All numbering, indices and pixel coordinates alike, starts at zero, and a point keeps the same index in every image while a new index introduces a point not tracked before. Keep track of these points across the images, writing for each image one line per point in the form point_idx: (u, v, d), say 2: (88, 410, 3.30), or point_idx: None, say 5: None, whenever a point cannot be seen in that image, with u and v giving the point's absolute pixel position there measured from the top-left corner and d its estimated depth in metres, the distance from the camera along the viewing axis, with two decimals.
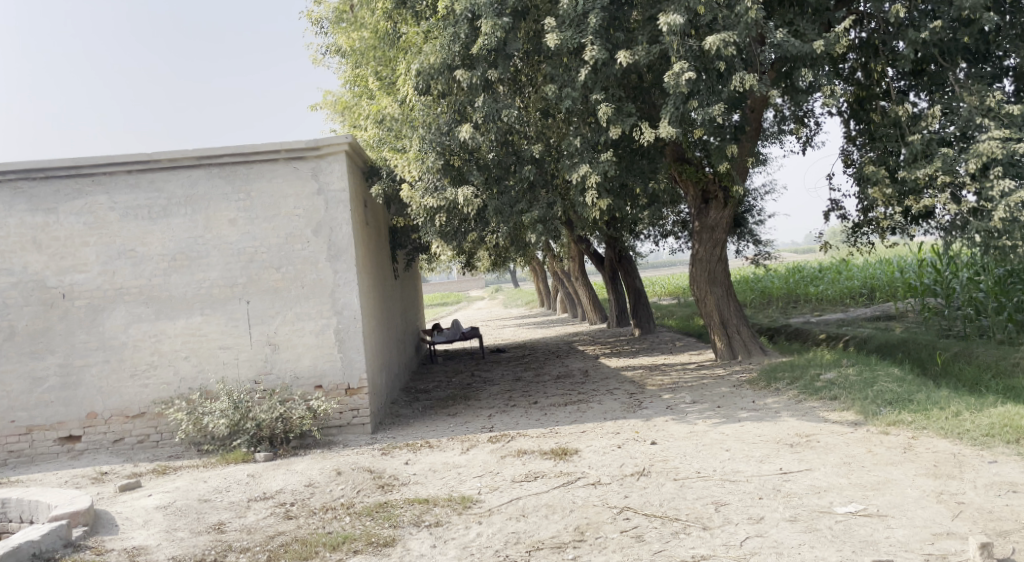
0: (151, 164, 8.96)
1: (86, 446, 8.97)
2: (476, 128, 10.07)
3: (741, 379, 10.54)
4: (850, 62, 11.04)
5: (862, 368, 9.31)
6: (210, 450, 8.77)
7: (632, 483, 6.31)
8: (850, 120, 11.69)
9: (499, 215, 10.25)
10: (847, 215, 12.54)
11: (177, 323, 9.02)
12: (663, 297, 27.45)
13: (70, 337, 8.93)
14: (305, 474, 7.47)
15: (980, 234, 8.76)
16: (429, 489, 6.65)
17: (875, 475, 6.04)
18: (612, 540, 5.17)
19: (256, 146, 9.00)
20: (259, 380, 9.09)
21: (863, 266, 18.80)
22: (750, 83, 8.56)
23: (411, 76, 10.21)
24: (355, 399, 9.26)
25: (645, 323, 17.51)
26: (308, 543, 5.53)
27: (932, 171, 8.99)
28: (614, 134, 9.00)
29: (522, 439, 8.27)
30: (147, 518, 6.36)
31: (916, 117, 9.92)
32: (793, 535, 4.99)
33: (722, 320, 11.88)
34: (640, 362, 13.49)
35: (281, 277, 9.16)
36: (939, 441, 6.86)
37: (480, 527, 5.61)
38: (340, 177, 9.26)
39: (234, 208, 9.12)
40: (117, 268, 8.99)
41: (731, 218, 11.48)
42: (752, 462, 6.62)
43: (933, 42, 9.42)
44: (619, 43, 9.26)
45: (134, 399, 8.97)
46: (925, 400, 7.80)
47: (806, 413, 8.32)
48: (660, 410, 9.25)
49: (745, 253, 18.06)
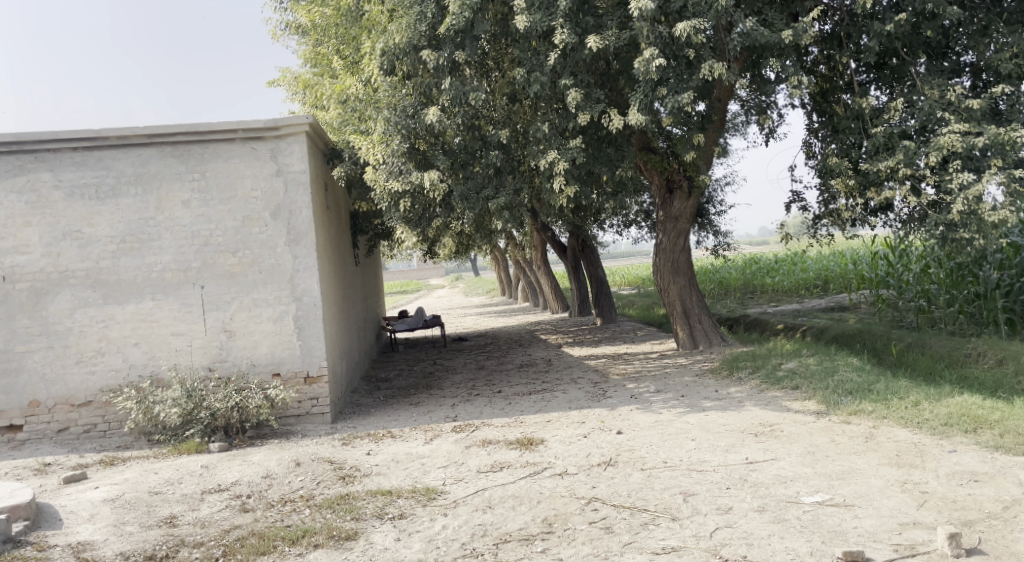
0: (99, 141, 8.54)
1: (28, 436, 8.56)
2: (442, 112, 9.84)
3: (703, 368, 10.60)
4: (814, 55, 11.11)
5: (822, 358, 9.41)
6: (162, 440, 8.45)
7: (599, 473, 6.23)
8: (812, 112, 11.78)
9: (464, 202, 10.10)
10: (807, 207, 12.66)
11: (127, 308, 8.64)
12: (623, 287, 27.59)
13: (11, 322, 8.49)
14: (262, 465, 7.22)
15: (939, 226, 8.91)
16: (392, 481, 6.48)
17: (839, 464, 6.08)
18: (581, 531, 5.08)
19: (211, 124, 8.65)
20: (214, 367, 8.79)
21: (818, 258, 19.12)
22: (720, 72, 8.52)
23: (376, 56, 9.89)
24: (315, 388, 9.02)
25: (607, 312, 17.55)
26: (266, 537, 5.32)
27: (893, 163, 9.07)
28: (583, 120, 8.88)
29: (486, 428, 8.14)
30: (94, 511, 6.05)
31: (879, 111, 10.03)
32: (762, 525, 4.97)
33: (684, 309, 11.91)
34: (602, 351, 13.47)
35: (237, 262, 8.85)
36: (899, 430, 6.95)
37: (445, 519, 5.47)
38: (300, 159, 8.98)
39: (188, 189, 8.76)
40: (62, 250, 8.56)
41: (695, 208, 11.51)
42: (718, 452, 6.61)
43: (897, 35, 9.55)
44: (589, 28, 9.12)
45: (80, 387, 8.58)
46: (885, 390, 7.91)
47: (769, 403, 8.37)
48: (624, 399, 9.22)
49: (704, 244, 18.18)
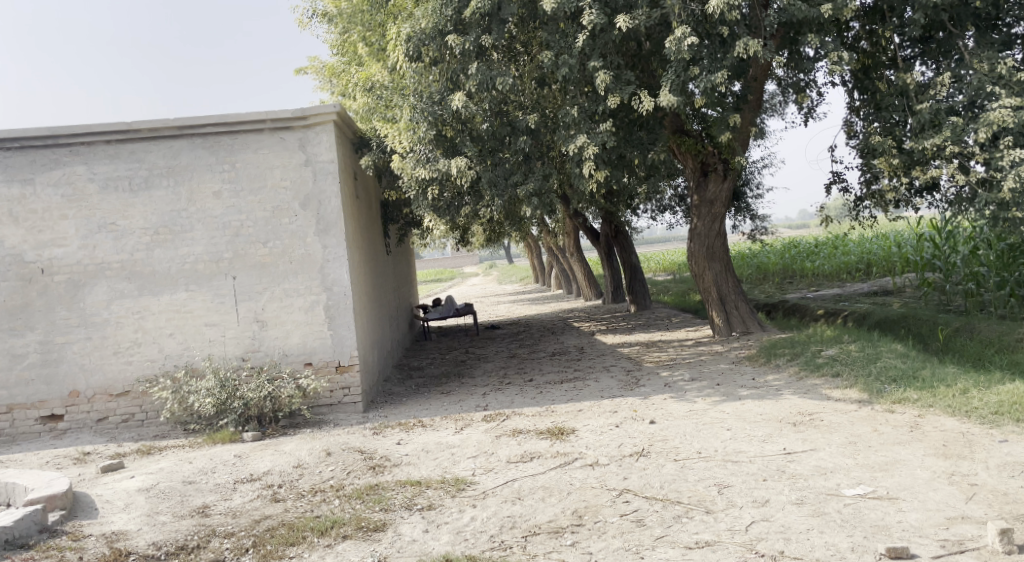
0: (131, 133, 8.60)
1: (69, 425, 8.70)
2: (469, 98, 9.72)
3: (740, 355, 10.36)
4: (855, 31, 10.76)
5: (864, 344, 9.08)
6: (197, 429, 8.55)
7: (632, 464, 6.10)
8: (854, 90, 11.39)
9: (492, 188, 9.99)
10: (848, 188, 12.27)
11: (161, 299, 8.73)
12: (658, 273, 27.29)
13: (50, 313, 8.63)
14: (294, 455, 7.23)
15: (989, 206, 8.50)
16: (421, 471, 6.43)
17: (883, 455, 5.84)
18: (612, 524, 4.96)
19: (240, 115, 8.66)
20: (247, 357, 8.84)
21: (861, 241, 18.59)
22: (755, 49, 8.25)
23: (402, 42, 9.78)
24: (346, 377, 9.02)
25: (641, 299, 17.32)
26: (295, 528, 5.30)
27: (940, 141, 8.70)
28: (612, 103, 8.69)
29: (517, 418, 8.05)
30: (129, 501, 6.12)
31: (924, 87, 9.63)
32: (801, 519, 4.78)
33: (719, 295, 11.66)
34: (636, 338, 13.27)
35: (268, 252, 8.87)
36: (946, 419, 6.68)
37: (474, 510, 5.39)
38: (329, 148, 8.94)
39: (218, 180, 8.79)
40: (98, 242, 8.67)
41: (730, 191, 11.24)
42: (755, 442, 6.41)
43: (943, 7, 9.17)
44: (619, 8, 8.90)
45: (118, 377, 8.70)
46: (930, 377, 7.61)
47: (809, 391, 8.12)
48: (658, 387, 9.04)
49: (741, 228, 17.80)
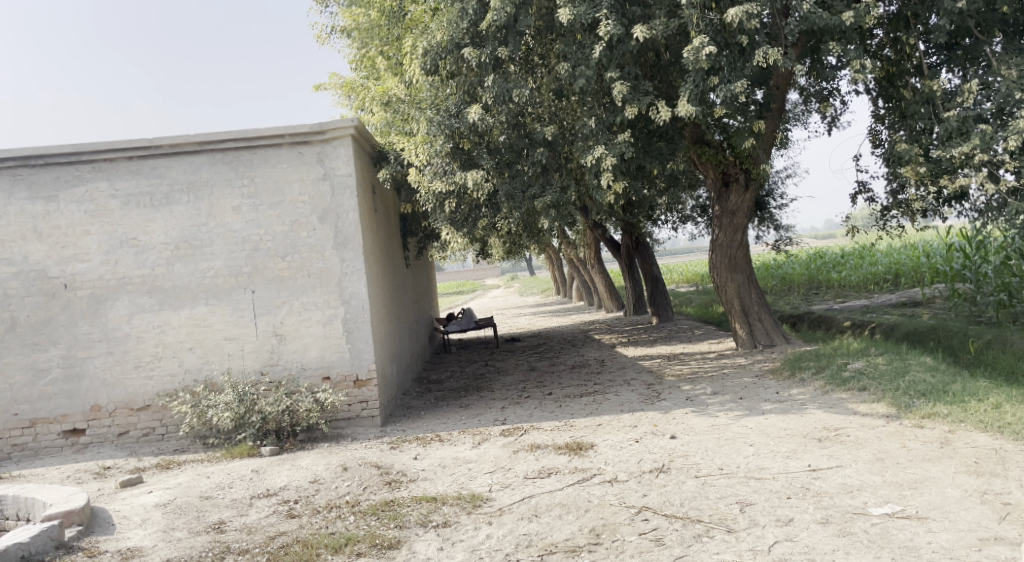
0: (152, 149, 8.69)
1: (90, 440, 8.76)
2: (486, 110, 9.70)
3: (764, 368, 10.16)
4: (879, 38, 10.60)
5: (891, 358, 8.86)
6: (216, 443, 8.58)
7: (651, 480, 5.97)
8: (878, 98, 11.20)
9: (510, 201, 9.92)
10: (874, 198, 12.05)
11: (182, 314, 8.77)
12: (681, 284, 27.04)
13: (73, 328, 8.71)
14: (310, 469, 7.19)
15: (1019, 215, 8.25)
16: (438, 487, 6.35)
17: (911, 472, 5.65)
18: (630, 543, 4.84)
19: (259, 130, 8.72)
20: (265, 371, 8.84)
21: (889, 251, 18.26)
22: (775, 57, 8.15)
23: (419, 56, 9.83)
24: (364, 391, 8.98)
25: (663, 311, 17.13)
26: (310, 545, 5.25)
27: (968, 148, 8.47)
28: (630, 113, 8.62)
29: (536, 432, 7.96)
30: (145, 516, 6.11)
31: (951, 93, 9.42)
32: (826, 539, 4.63)
33: (743, 307, 11.48)
34: (658, 351, 13.11)
35: (286, 266, 8.89)
36: (978, 434, 6.47)
37: (490, 528, 5.30)
38: (346, 162, 8.95)
39: (238, 194, 8.84)
40: (119, 258, 8.74)
41: (753, 201, 11.06)
42: (779, 458, 6.25)
43: (969, 13, 8.97)
44: (636, 18, 8.84)
45: (138, 392, 8.75)
46: (961, 391, 7.38)
47: (835, 405, 7.93)
48: (679, 401, 8.90)
49: (765, 239, 17.58)
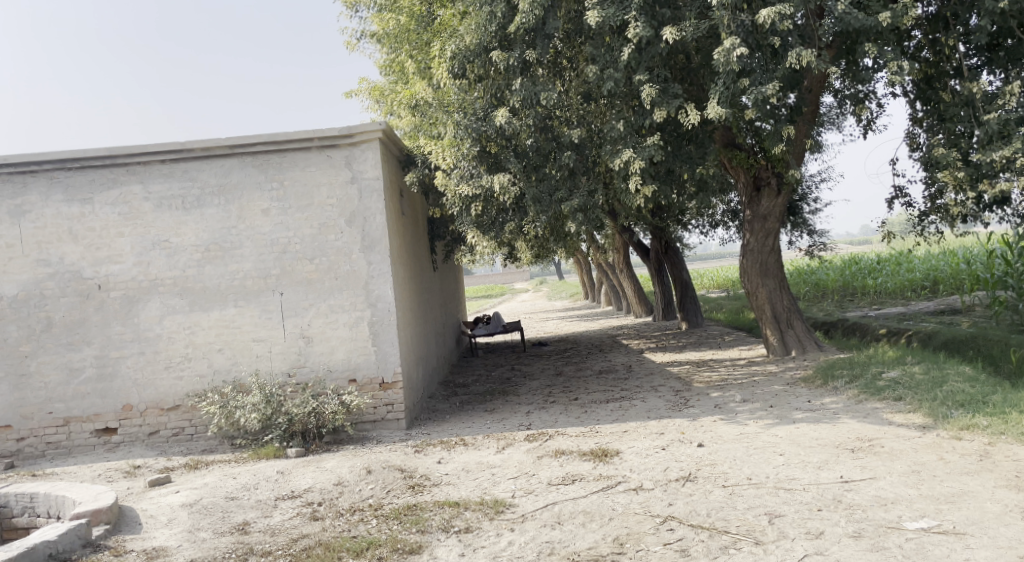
0: (185, 153, 8.80)
1: (121, 439, 8.87)
2: (513, 114, 9.69)
3: (796, 376, 9.95)
4: (917, 40, 10.36)
5: (928, 367, 8.62)
6: (243, 444, 8.67)
7: (678, 489, 5.86)
8: (915, 101, 10.94)
9: (537, 204, 9.75)
10: (911, 203, 11.77)
11: (211, 315, 8.86)
12: (711, 290, 26.75)
13: (106, 328, 8.84)
14: (335, 472, 7.20)
15: None
16: (461, 491, 6.31)
17: (948, 486, 5.47)
18: (654, 553, 4.75)
19: (288, 133, 8.78)
20: (293, 373, 8.89)
21: (926, 258, 17.85)
22: (808, 59, 8.01)
23: (447, 59, 9.83)
24: (390, 394, 8.99)
25: (693, 317, 16.91)
26: (332, 548, 5.24)
27: (1010, 152, 8.21)
28: (659, 116, 8.51)
29: (561, 438, 7.87)
30: (172, 516, 6.16)
31: (992, 95, 9.17)
32: (858, 554, 4.49)
33: (774, 314, 11.26)
34: (686, 357, 12.94)
35: (314, 269, 8.94)
36: (1019, 447, 6.24)
37: (512, 534, 5.24)
38: (374, 165, 8.98)
39: (268, 197, 8.91)
40: (151, 259, 8.87)
41: (785, 206, 10.87)
42: (810, 469, 6.09)
43: (1012, 13, 8.71)
44: (666, 20, 8.75)
45: (169, 392, 8.85)
46: (1001, 402, 7.14)
47: (869, 415, 7.72)
48: (708, 408, 8.75)
49: (798, 245, 17.27)
